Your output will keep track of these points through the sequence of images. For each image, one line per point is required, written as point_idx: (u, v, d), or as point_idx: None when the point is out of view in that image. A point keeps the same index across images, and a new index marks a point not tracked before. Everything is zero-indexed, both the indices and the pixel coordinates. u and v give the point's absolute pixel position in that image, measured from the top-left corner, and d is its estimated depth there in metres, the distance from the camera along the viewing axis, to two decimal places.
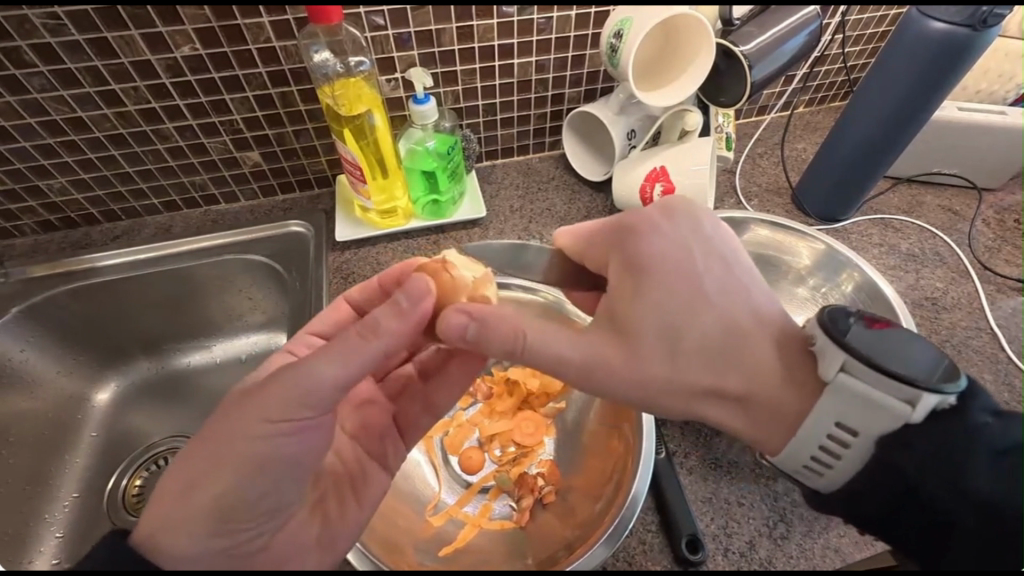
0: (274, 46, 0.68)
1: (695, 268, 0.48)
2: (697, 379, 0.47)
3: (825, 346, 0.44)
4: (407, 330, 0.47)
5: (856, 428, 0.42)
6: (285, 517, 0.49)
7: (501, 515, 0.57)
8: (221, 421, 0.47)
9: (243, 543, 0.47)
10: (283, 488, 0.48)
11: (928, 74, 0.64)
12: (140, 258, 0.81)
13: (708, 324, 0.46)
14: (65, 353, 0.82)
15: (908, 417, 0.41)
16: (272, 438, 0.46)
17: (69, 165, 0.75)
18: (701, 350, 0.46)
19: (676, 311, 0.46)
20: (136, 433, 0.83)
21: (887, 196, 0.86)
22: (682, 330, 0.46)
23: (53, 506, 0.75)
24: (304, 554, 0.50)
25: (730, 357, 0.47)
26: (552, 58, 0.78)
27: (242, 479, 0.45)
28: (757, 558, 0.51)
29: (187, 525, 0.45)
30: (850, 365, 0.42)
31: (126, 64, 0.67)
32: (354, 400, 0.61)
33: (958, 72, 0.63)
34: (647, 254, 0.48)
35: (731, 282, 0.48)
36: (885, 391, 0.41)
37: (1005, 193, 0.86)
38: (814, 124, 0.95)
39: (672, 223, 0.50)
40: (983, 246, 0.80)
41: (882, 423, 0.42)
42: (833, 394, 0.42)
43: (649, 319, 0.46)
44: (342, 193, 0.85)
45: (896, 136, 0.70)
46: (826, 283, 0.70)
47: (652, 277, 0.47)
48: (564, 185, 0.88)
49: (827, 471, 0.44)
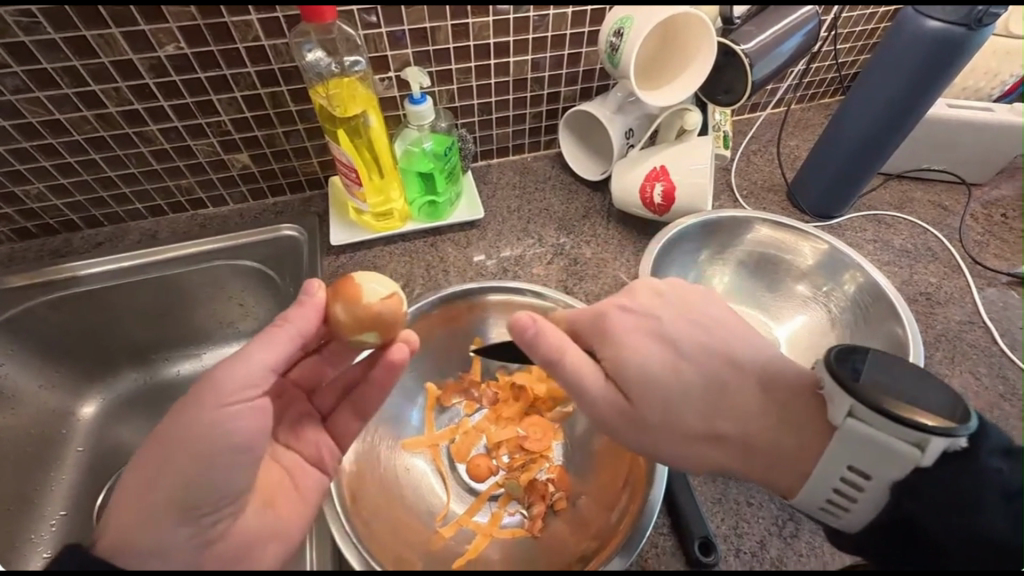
0: (262, 44, 0.66)
1: (664, 329, 0.51)
2: (690, 423, 0.48)
3: (832, 390, 0.43)
4: (308, 315, 0.52)
5: (867, 472, 0.41)
6: (238, 508, 0.49)
7: (512, 524, 0.57)
8: (165, 426, 0.47)
9: (207, 530, 0.47)
10: (228, 479, 0.47)
11: (926, 69, 0.64)
12: (127, 264, 0.78)
13: (688, 375, 0.49)
14: (45, 366, 0.78)
15: (917, 462, 0.40)
16: (212, 432, 0.46)
17: (46, 169, 0.71)
18: (689, 403, 0.49)
19: (657, 366, 0.49)
20: (126, 446, 0.80)
21: (878, 193, 0.88)
22: (664, 380, 0.49)
23: (41, 525, 0.72)
24: (261, 546, 0.50)
25: (721, 408, 0.48)
26: (548, 56, 0.77)
27: (185, 477, 0.45)
28: (768, 558, 0.50)
29: (141, 515, 0.45)
30: (858, 410, 0.41)
31: (107, 64, 0.64)
32: (292, 413, 0.59)
33: (956, 65, 0.63)
34: (620, 321, 0.52)
35: (709, 338, 0.51)
36: (894, 435, 0.40)
37: (990, 188, 0.88)
38: (807, 121, 0.96)
39: (637, 295, 0.55)
40: (973, 240, 0.81)
41: (893, 469, 0.41)
42: (842, 441, 0.42)
43: (636, 369, 0.49)
44: (336, 194, 0.83)
45: (895, 129, 0.70)
46: (829, 282, 0.70)
47: (630, 340, 0.50)
48: (561, 184, 0.88)
49: (852, 504, 0.43)
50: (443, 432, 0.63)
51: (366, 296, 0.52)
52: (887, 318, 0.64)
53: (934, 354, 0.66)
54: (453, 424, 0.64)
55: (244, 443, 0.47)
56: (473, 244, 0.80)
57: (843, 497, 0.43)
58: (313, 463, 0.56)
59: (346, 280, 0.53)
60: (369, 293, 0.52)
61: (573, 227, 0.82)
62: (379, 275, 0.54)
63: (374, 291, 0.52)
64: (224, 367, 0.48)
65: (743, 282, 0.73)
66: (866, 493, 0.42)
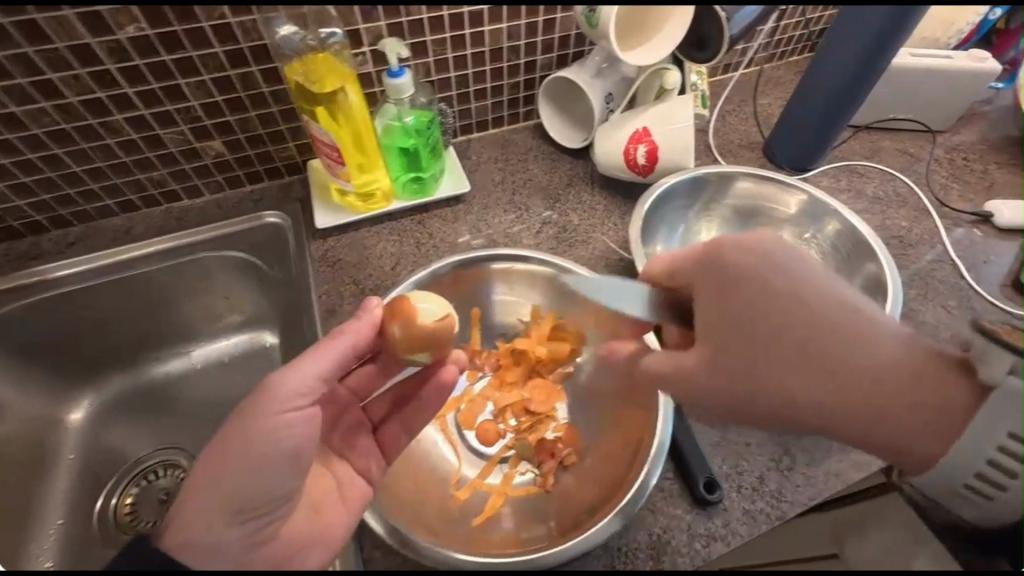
0: (229, 22, 0.63)
1: (785, 295, 0.44)
2: (790, 379, 0.42)
3: None
4: (366, 329, 0.53)
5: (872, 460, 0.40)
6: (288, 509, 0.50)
7: (524, 482, 0.59)
8: (227, 430, 0.48)
9: (258, 531, 0.48)
10: (277, 480, 0.47)
11: (882, 24, 0.66)
12: (103, 264, 0.75)
13: (798, 348, 0.42)
14: (26, 375, 0.76)
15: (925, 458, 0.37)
16: (272, 431, 0.47)
17: (5, 168, 0.68)
18: (789, 365, 0.42)
19: (761, 324, 0.44)
20: (121, 448, 0.79)
21: (849, 144, 0.91)
22: (763, 346, 0.43)
23: (40, 535, 0.71)
24: (308, 550, 0.50)
25: (827, 381, 0.40)
26: (522, 24, 0.76)
27: (246, 473, 0.46)
28: (769, 492, 0.53)
29: (201, 514, 0.45)
30: None
31: (62, 50, 0.60)
32: (343, 424, 0.60)
33: (912, 19, 0.65)
34: (733, 279, 0.46)
35: (857, 316, 0.41)
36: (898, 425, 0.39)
37: (953, 134, 0.92)
38: (778, 79, 0.97)
39: (781, 257, 0.46)
40: (938, 184, 0.85)
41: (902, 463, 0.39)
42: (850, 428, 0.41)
43: (729, 323, 0.45)
44: (316, 177, 0.81)
45: (858, 84, 0.73)
46: (809, 229, 0.73)
47: (737, 296, 0.45)
48: (543, 154, 0.88)
49: (986, 498, 0.32)
50: (449, 402, 0.64)
51: (422, 317, 0.53)
52: (863, 260, 0.68)
53: (909, 292, 0.70)
54: (458, 393, 0.65)
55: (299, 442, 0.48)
56: (460, 219, 0.79)
57: None
58: (358, 471, 0.56)
59: (403, 301, 0.55)
60: (422, 313, 0.54)
61: (558, 196, 0.83)
62: (425, 296, 0.55)
63: (428, 312, 0.54)
64: (283, 372, 0.50)
65: (728, 235, 0.76)
66: (1007, 491, 0.31)
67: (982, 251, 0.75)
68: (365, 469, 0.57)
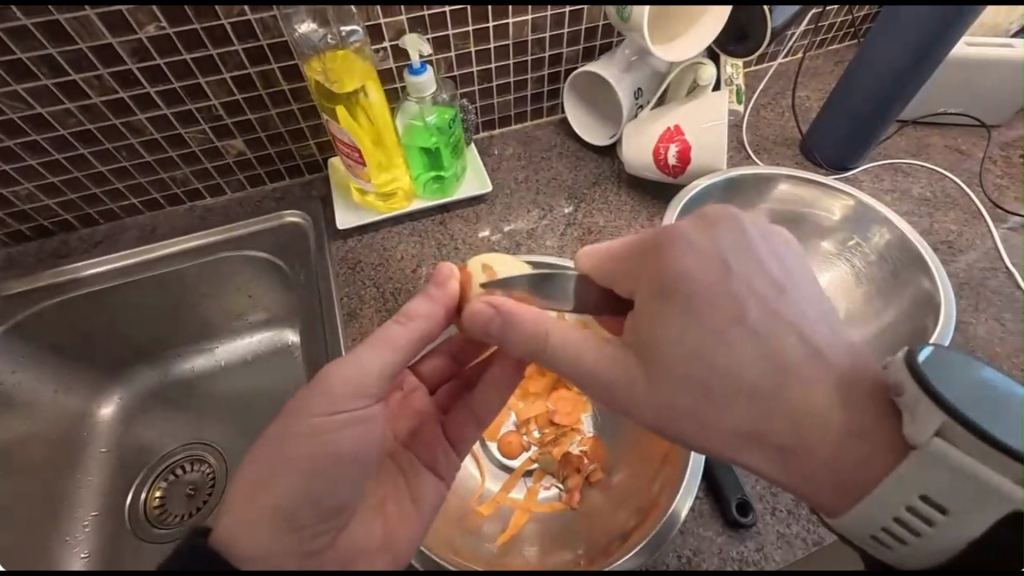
0: (249, 19, 0.62)
1: None
2: None
3: (917, 408, 0.40)
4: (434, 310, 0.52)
5: (942, 505, 0.39)
6: (346, 516, 0.51)
7: (548, 498, 0.60)
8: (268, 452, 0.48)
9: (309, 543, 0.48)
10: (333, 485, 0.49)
11: (903, 61, 0.67)
12: (134, 261, 0.76)
13: None
14: (58, 370, 0.77)
15: (1002, 509, 0.38)
16: (331, 429, 0.49)
17: (34, 168, 0.68)
18: None
19: None
20: (148, 443, 0.80)
21: (894, 139, 0.84)
22: None
23: (74, 526, 0.74)
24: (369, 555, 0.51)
25: None
26: (549, 15, 0.72)
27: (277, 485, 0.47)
28: (804, 514, 0.54)
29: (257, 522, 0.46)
30: (943, 432, 0.39)
31: (85, 50, 0.60)
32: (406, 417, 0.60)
33: (951, 37, 0.63)
34: None
35: None
36: (981, 475, 0.38)
37: (1009, 128, 0.85)
38: (816, 70, 0.91)
39: None
40: (992, 185, 0.79)
41: (982, 513, 0.39)
42: (921, 462, 0.39)
43: None
44: (336, 176, 0.79)
45: (898, 90, 0.70)
46: (856, 236, 0.72)
47: None
48: (566, 152, 0.83)
49: (914, 538, 0.41)
50: None
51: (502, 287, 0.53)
52: (917, 274, 0.67)
53: None
54: None
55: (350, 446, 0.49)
56: (482, 219, 0.78)
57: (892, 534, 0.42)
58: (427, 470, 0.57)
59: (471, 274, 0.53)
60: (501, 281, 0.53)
61: (583, 195, 0.79)
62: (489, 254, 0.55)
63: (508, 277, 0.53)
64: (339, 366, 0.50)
65: None
66: (936, 530, 0.40)
67: None
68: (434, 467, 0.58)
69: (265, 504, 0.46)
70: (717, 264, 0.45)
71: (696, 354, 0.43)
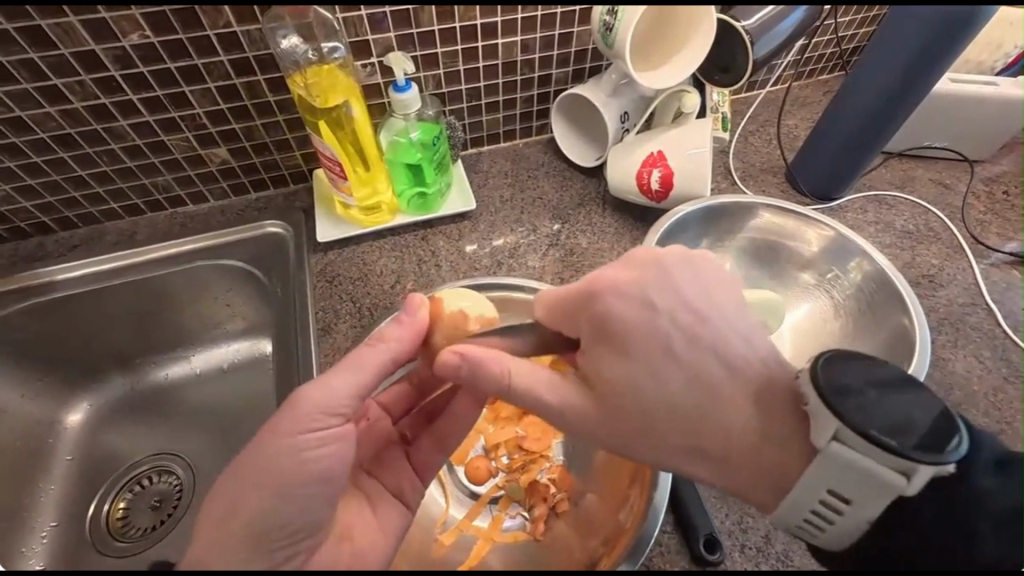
0: (235, 30, 0.62)
1: None
2: None
3: (817, 410, 0.41)
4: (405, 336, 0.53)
5: (847, 497, 0.40)
6: (313, 541, 0.48)
7: (513, 527, 0.58)
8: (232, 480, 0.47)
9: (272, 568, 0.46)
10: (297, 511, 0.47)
11: (883, 97, 0.68)
12: (111, 267, 0.75)
13: None
14: (27, 375, 0.76)
15: (902, 490, 0.39)
16: (305, 448, 0.47)
17: (12, 170, 0.67)
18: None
19: None
20: (116, 452, 0.79)
21: (879, 171, 0.85)
22: None
23: (30, 539, 0.71)
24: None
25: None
26: (538, 37, 0.72)
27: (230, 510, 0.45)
28: (773, 553, 0.52)
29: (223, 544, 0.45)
30: (842, 433, 0.40)
31: (67, 56, 0.60)
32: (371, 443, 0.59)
33: (930, 76, 0.65)
34: None
35: None
36: (875, 458, 0.39)
37: (993, 164, 0.85)
38: (803, 99, 0.92)
39: None
40: (975, 220, 0.79)
41: (878, 497, 0.40)
42: (822, 463, 0.40)
43: None
44: (320, 188, 0.79)
45: (880, 124, 0.70)
46: (835, 268, 0.73)
47: None
48: (553, 171, 0.83)
49: (828, 525, 0.42)
50: None
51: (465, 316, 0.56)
52: (895, 312, 0.66)
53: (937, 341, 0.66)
54: None
55: (324, 466, 0.48)
56: (465, 236, 0.77)
57: (818, 520, 0.43)
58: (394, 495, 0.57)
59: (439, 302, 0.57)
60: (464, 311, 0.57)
61: (567, 215, 0.79)
62: (464, 294, 0.59)
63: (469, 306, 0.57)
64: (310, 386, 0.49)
65: (749, 266, 0.75)
66: (845, 517, 0.41)
67: (1018, 299, 0.71)
68: (399, 491, 0.57)
69: (236, 525, 0.45)
70: (638, 297, 0.47)
71: (621, 383, 0.45)
